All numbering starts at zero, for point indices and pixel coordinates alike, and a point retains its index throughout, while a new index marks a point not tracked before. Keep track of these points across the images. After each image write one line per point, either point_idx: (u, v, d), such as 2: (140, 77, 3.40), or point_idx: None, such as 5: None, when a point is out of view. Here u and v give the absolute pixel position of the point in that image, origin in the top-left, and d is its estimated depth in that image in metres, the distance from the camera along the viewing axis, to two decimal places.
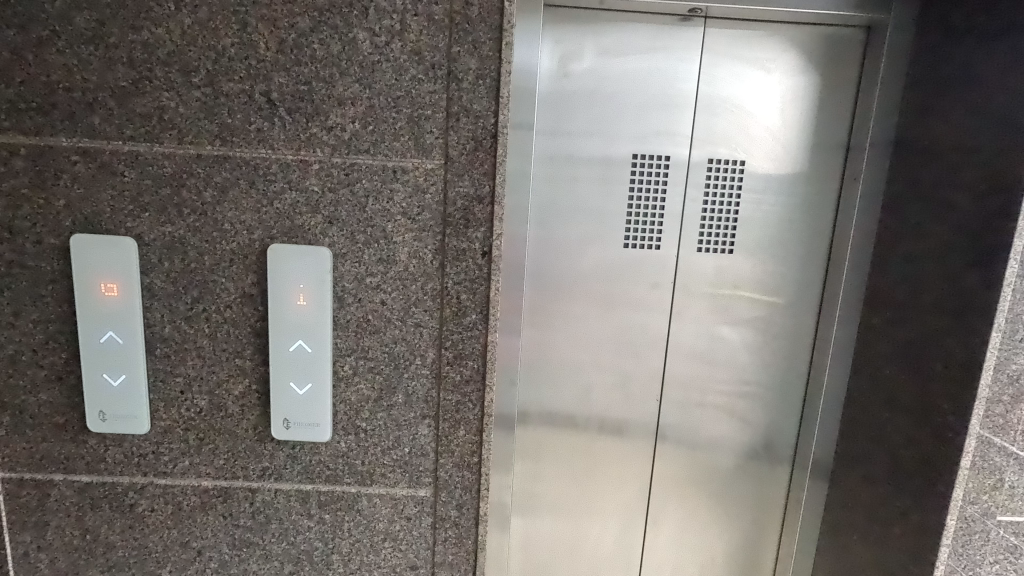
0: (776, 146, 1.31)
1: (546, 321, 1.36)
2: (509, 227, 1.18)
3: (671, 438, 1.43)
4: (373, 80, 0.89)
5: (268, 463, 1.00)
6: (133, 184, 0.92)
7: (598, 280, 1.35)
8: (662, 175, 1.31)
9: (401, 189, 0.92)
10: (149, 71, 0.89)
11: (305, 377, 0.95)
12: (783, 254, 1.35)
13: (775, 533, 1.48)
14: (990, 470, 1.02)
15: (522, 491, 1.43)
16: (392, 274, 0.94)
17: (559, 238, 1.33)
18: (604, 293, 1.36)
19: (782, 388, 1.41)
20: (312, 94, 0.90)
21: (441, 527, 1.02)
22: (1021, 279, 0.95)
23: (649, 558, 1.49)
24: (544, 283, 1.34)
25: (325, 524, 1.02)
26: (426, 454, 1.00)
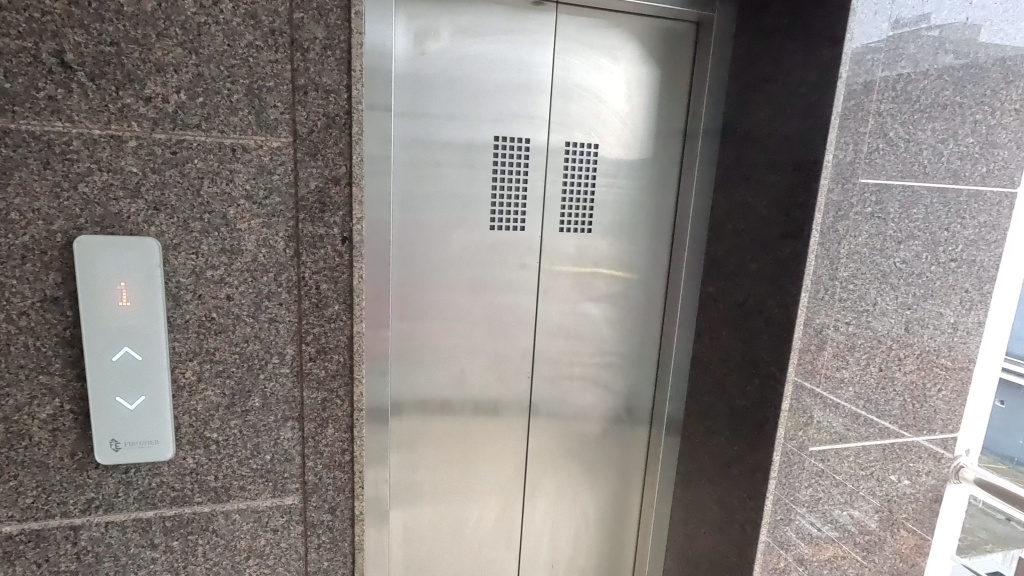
0: (625, 131, 1.39)
1: (415, 308, 1.32)
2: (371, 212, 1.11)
3: (543, 413, 1.49)
4: (201, 44, 0.78)
5: (94, 494, 0.85)
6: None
7: (466, 264, 1.34)
8: (523, 158, 1.33)
9: (242, 170, 0.83)
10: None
11: (135, 388, 0.82)
12: (636, 232, 1.45)
13: (638, 488, 1.61)
14: (803, 409, 1.21)
15: (399, 484, 1.38)
16: (238, 266, 0.84)
17: (425, 222, 1.29)
18: (472, 276, 1.35)
19: (639, 356, 1.53)
20: (119, 57, 0.76)
21: (314, 534, 0.95)
22: (820, 247, 1.12)
23: (529, 529, 1.54)
24: (411, 270, 1.30)
25: (173, 552, 0.90)
26: (291, 460, 0.92)
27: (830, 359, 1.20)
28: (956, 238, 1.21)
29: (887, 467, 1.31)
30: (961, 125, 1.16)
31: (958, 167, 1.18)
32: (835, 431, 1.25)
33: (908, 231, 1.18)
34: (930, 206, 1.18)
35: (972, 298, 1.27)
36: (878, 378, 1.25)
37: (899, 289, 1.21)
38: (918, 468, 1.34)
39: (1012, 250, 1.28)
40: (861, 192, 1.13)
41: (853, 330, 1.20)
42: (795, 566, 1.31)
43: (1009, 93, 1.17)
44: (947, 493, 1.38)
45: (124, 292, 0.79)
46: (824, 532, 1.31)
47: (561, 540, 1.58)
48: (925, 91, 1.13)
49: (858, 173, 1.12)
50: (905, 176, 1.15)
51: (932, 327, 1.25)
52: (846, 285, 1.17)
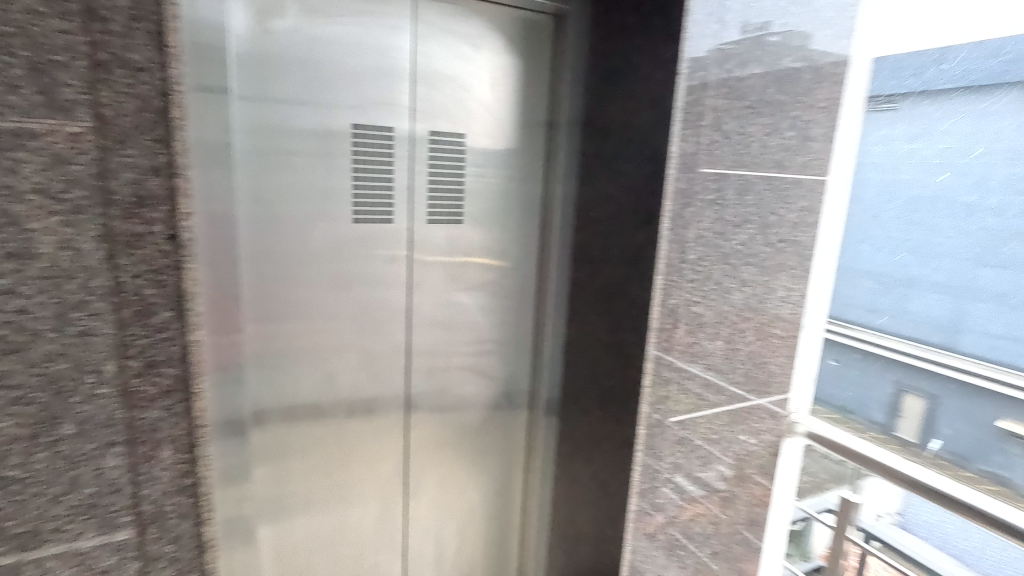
0: (490, 120, 1.39)
1: (274, 309, 1.22)
2: (212, 206, 1.00)
3: (421, 407, 1.46)
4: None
5: None
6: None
7: (329, 259, 1.27)
8: (386, 147, 1.28)
9: (30, 159, 0.70)
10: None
11: None
12: (506, 222, 1.47)
13: (521, 472, 1.65)
14: (662, 383, 1.30)
15: (266, 498, 1.28)
16: (34, 272, 0.72)
17: (279, 216, 1.19)
18: (337, 272, 1.28)
19: (515, 343, 1.55)
20: None
21: (159, 570, 0.85)
22: (670, 232, 1.21)
23: (413, 526, 1.52)
24: (267, 268, 1.20)
25: None
26: (122, 490, 0.81)
27: (684, 335, 1.30)
28: (783, 221, 1.37)
29: (735, 429, 1.46)
30: (783, 120, 1.30)
31: (781, 158, 1.32)
32: (692, 401, 1.36)
33: (744, 216, 1.31)
34: (761, 193, 1.32)
35: (797, 274, 1.44)
36: (726, 350, 1.38)
37: (739, 269, 1.34)
38: (760, 427, 1.51)
39: (825, 232, 1.47)
40: (703, 179, 1.22)
41: (702, 308, 1.31)
42: (662, 529, 1.42)
43: (818, 93, 1.34)
44: (784, 447, 1.57)
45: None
46: (687, 494, 1.42)
47: (447, 533, 1.57)
48: (753, 88, 1.25)
49: (700, 163, 1.21)
50: (740, 166, 1.27)
51: (766, 302, 1.41)
52: (695, 266, 1.27)
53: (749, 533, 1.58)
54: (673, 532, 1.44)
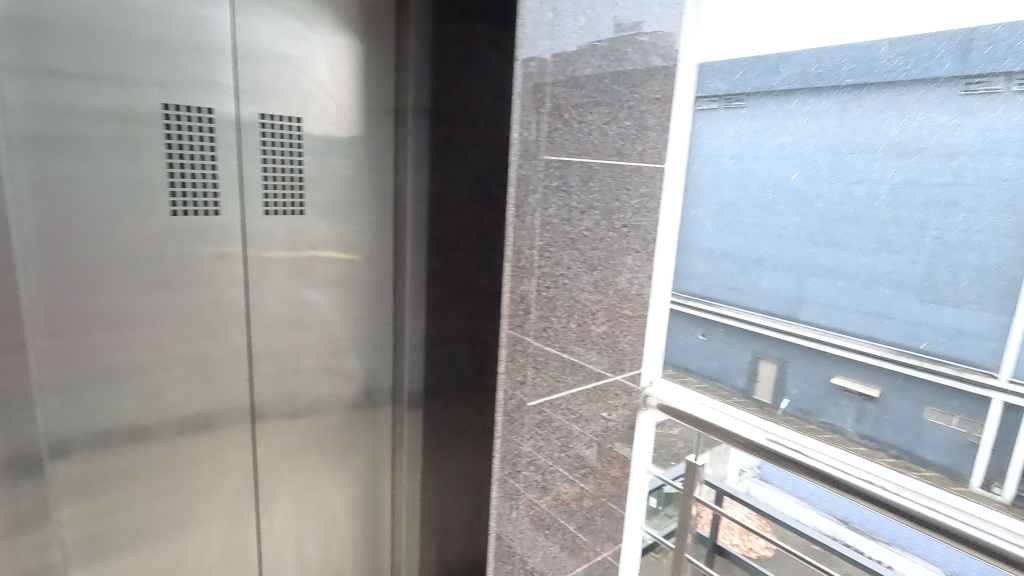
0: (331, 105, 1.31)
1: (72, 319, 1.05)
2: None
3: (270, 415, 1.35)
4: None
5: None
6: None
7: (141, 260, 1.11)
8: (205, 132, 1.15)
9: None
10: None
11: None
12: (357, 213, 1.40)
13: (389, 471, 1.59)
14: (517, 368, 1.31)
15: (78, 536, 1.12)
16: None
17: (71, 210, 1.02)
18: (155, 273, 1.13)
19: (374, 339, 1.49)
20: None
21: None
22: (517, 219, 1.21)
23: (269, 543, 1.41)
24: (58, 272, 1.02)
25: None
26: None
27: (537, 320, 1.32)
28: (625, 208, 1.45)
29: (591, 407, 1.53)
30: (619, 110, 1.37)
31: (620, 146, 1.39)
32: (548, 384, 1.40)
33: (588, 203, 1.36)
34: (602, 180, 1.38)
35: (640, 257, 1.54)
36: (578, 332, 1.43)
37: (586, 254, 1.40)
38: (614, 402, 1.61)
39: (665, 218, 1.59)
40: (547, 167, 1.25)
41: (553, 293, 1.34)
42: (527, 512, 1.45)
43: (650, 85, 1.43)
44: (639, 420, 1.70)
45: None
46: (550, 474, 1.47)
47: (309, 545, 1.48)
48: (590, 79, 1.29)
49: (542, 150, 1.23)
50: (582, 154, 1.31)
51: (613, 284, 1.49)
52: (543, 253, 1.29)
53: (610, 503, 1.71)
54: (537, 513, 1.48)
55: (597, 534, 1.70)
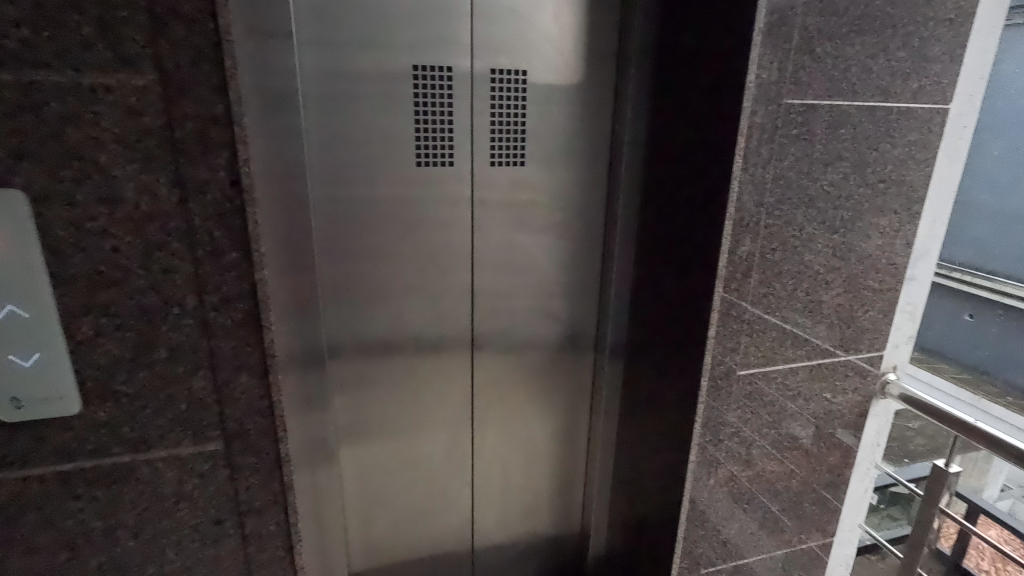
0: (556, 56, 1.32)
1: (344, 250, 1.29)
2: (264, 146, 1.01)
3: (487, 346, 1.51)
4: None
5: (5, 452, 0.84)
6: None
7: (395, 213, 1.31)
8: (445, 89, 1.27)
9: (108, 112, 0.74)
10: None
11: (30, 346, 0.80)
12: (572, 162, 1.42)
13: (586, 412, 1.67)
14: (730, 335, 1.25)
15: (347, 421, 1.42)
16: (78, 255, 0.78)
17: (344, 166, 1.24)
18: (402, 213, 1.32)
19: (582, 286, 1.54)
20: None
21: (248, 457, 0.96)
22: (744, 173, 1.12)
23: (478, 455, 1.61)
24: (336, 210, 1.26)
25: (99, 502, 0.90)
26: (160, 446, 0.91)
27: (756, 285, 1.22)
28: (884, 158, 1.21)
29: (814, 385, 1.38)
30: (892, 38, 1.13)
31: (886, 84, 1.16)
32: (762, 355, 1.29)
33: (835, 153, 1.17)
34: (858, 126, 1.17)
35: (900, 219, 1.28)
36: (805, 301, 1.28)
37: (827, 213, 1.22)
38: (841, 385, 1.41)
39: (942, 170, 1.28)
40: (786, 114, 1.11)
41: (778, 257, 1.22)
42: (725, 482, 1.39)
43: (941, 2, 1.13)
44: (873, 407, 1.47)
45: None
46: (754, 448, 1.39)
47: (515, 474, 1.67)
48: (852, 3, 1.08)
49: (782, 94, 1.09)
50: (833, 96, 1.13)
51: (858, 249, 1.28)
52: (772, 211, 1.17)
53: (824, 492, 1.53)
54: (737, 485, 1.41)
55: (807, 521, 1.54)
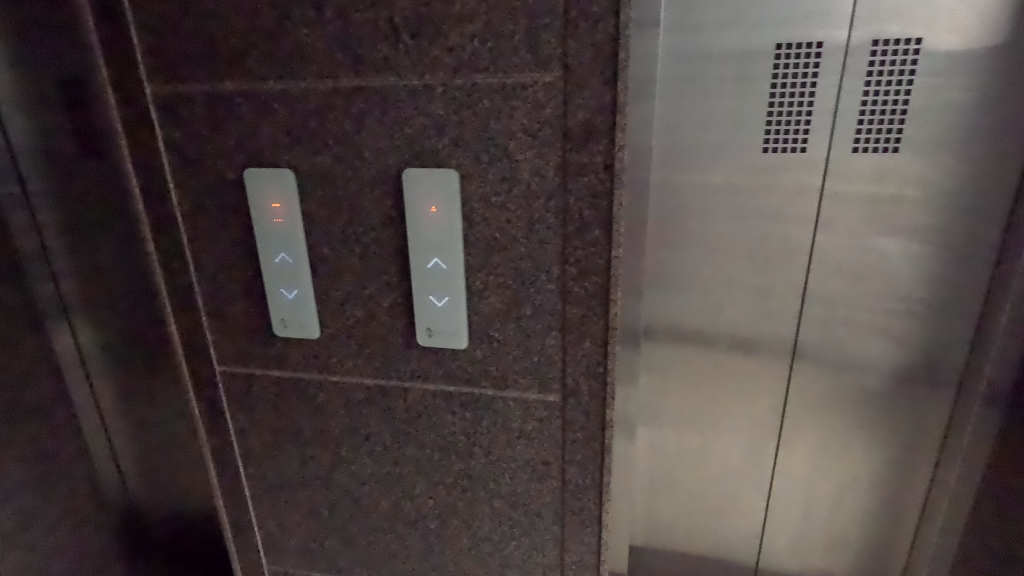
0: (965, 18, 1.24)
1: (683, 245, 1.53)
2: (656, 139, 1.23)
3: (808, 356, 1.56)
4: (430, 13, 0.88)
5: (415, 366, 1.11)
6: (161, 117, 1.03)
7: (727, 217, 1.48)
8: (811, 66, 1.33)
9: (520, 106, 0.89)
10: (172, 33, 0.97)
11: (442, 290, 1.02)
12: (960, 146, 1.33)
13: (913, 444, 1.59)
14: None
15: (661, 401, 1.68)
16: (482, 223, 0.97)
17: (696, 160, 1.46)
18: (740, 221, 1.48)
19: (939, 300, 1.45)
20: (447, 35, 0.88)
21: (576, 413, 1.07)
22: None
23: (781, 464, 1.67)
24: (681, 215, 1.50)
25: (467, 420, 1.13)
26: (515, 388, 1.08)
27: None
28: None
29: None
30: None
31: None
32: None
33: None
34: None
35: None
36: None
37: None
38: None
39: None
40: None
41: None
42: None
43: None
44: None
45: (388, 225, 1.01)
46: None
47: (819, 486, 1.67)
48: None
49: None
50: None
51: None
52: None
53: None
54: None
55: None
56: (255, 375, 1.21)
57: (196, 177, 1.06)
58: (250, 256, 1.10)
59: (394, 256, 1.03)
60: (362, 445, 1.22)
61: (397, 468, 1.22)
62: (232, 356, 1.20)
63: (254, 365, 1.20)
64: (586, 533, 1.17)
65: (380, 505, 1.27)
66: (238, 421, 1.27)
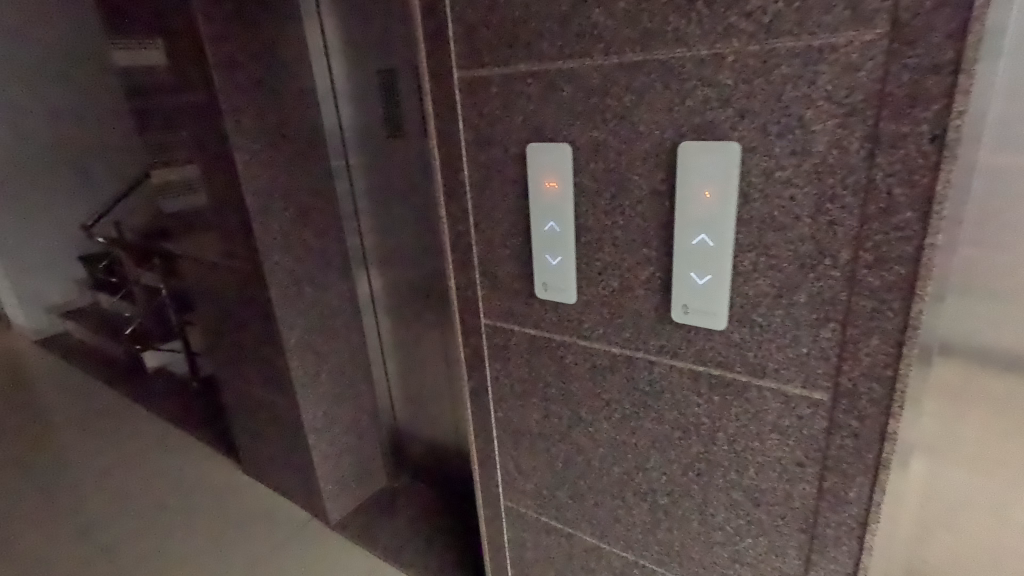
0: None
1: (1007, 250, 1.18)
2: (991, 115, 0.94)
3: None
4: None
5: (665, 342, 1.11)
6: (463, 98, 1.20)
7: None
8: None
9: (826, 71, 0.81)
10: (480, 22, 1.11)
11: (705, 268, 0.99)
12: None
13: None
14: None
15: (946, 435, 1.38)
16: (761, 200, 0.91)
17: None
18: None
19: None
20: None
21: (849, 418, 0.96)
22: None
23: None
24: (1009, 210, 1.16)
25: (713, 404, 1.10)
26: (774, 378, 1.01)
27: None
28: None
29: None
30: None
31: None
32: None
33: None
34: None
35: None
36: None
37: None
38: None
39: None
40: None
41: None
42: None
43: None
44: None
45: (656, 199, 1.02)
46: None
47: None
48: None
49: None
50: None
51: None
52: None
53: None
54: None
55: None
56: (513, 331, 1.35)
57: (485, 151, 1.21)
58: (522, 224, 1.22)
59: (657, 230, 1.04)
60: (601, 410, 1.28)
61: (633, 438, 1.25)
62: (496, 312, 1.36)
63: (514, 322, 1.34)
64: (839, 551, 1.06)
65: (611, 470, 1.33)
66: (494, 369, 1.44)
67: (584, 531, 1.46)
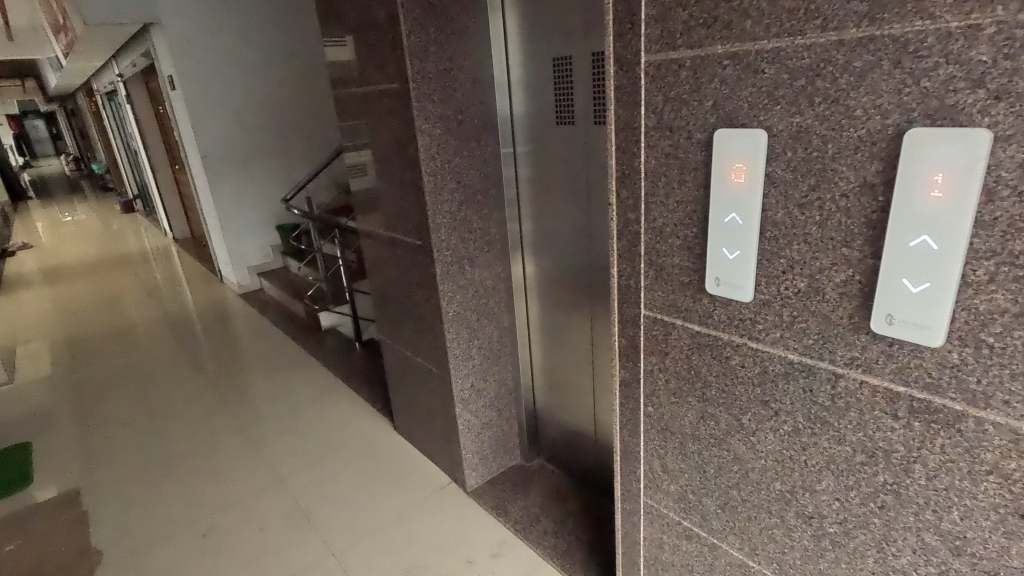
0: None
1: None
2: None
3: None
4: None
5: (858, 354, 1.00)
6: (649, 82, 1.17)
7: None
8: None
9: None
10: (676, 3, 1.07)
11: (922, 275, 0.86)
12: None
13: None
14: None
15: None
16: (1012, 199, 0.78)
17: None
18: None
19: None
20: None
21: None
22: None
23: None
24: None
25: (912, 430, 0.97)
26: (1002, 411, 0.86)
27: None
28: None
29: None
30: None
31: None
32: None
33: None
34: None
35: None
36: None
37: None
38: None
39: None
40: None
41: None
42: None
43: None
44: None
45: (866, 193, 0.91)
46: None
47: None
48: None
49: None
50: None
51: None
52: None
53: None
54: None
55: None
56: (675, 325, 1.31)
57: (667, 137, 1.17)
58: (698, 214, 1.17)
59: (863, 229, 0.93)
60: (767, 420, 1.19)
61: (803, 455, 1.15)
62: (658, 304, 1.33)
63: (676, 315, 1.30)
64: None
65: (772, 486, 1.23)
66: (648, 362, 1.40)
67: (732, 545, 1.38)
